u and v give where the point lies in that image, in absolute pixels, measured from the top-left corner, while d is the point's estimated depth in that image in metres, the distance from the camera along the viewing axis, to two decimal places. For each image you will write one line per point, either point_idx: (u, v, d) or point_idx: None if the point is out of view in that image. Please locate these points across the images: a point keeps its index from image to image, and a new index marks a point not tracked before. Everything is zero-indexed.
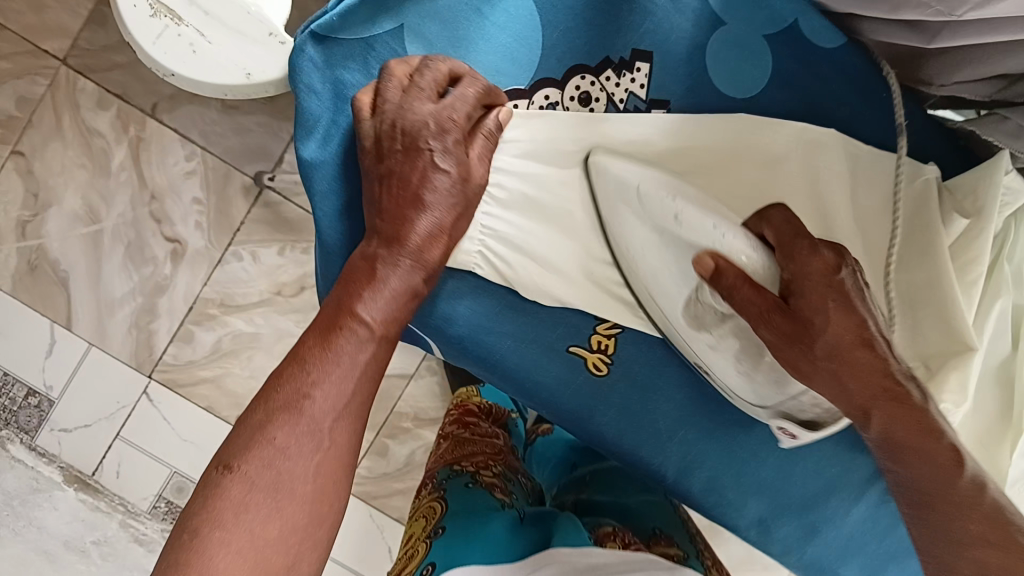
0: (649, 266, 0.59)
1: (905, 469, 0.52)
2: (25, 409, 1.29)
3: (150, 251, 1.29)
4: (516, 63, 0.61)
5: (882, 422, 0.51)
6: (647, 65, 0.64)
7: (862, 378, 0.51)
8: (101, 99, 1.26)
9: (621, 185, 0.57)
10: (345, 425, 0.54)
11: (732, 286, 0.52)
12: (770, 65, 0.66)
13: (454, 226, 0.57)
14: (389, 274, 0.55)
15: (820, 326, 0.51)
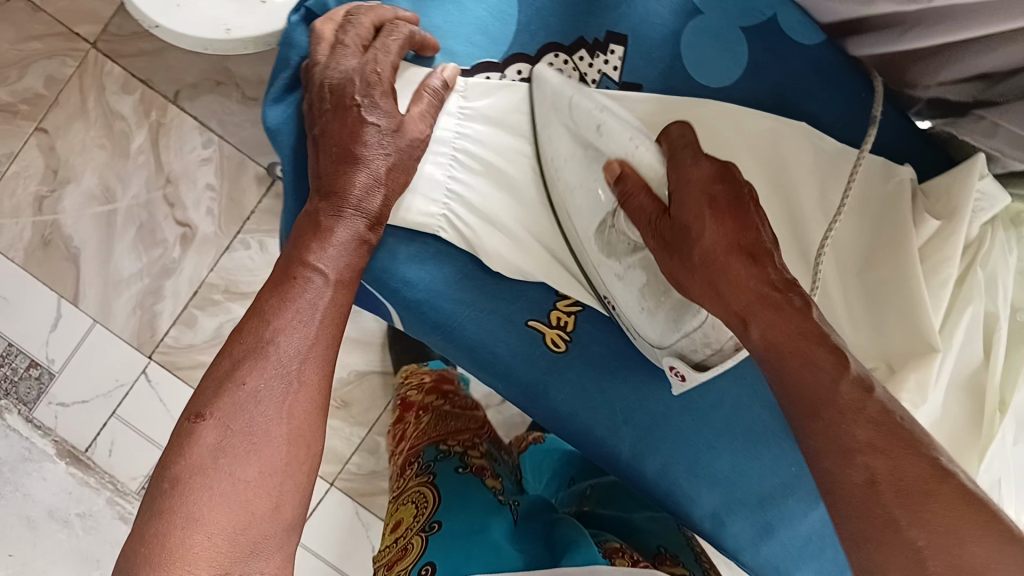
0: (567, 186, 0.60)
1: (788, 381, 0.47)
2: (25, 381, 1.31)
3: (160, 234, 1.32)
4: (489, 36, 0.63)
5: (760, 330, 0.48)
6: (621, 48, 0.65)
7: (736, 285, 0.48)
8: (126, 83, 1.30)
9: (556, 96, 0.59)
10: (313, 368, 0.55)
11: (630, 190, 0.54)
12: (745, 56, 0.66)
13: (394, 178, 0.59)
14: (338, 226, 0.57)
15: (697, 234, 0.49)
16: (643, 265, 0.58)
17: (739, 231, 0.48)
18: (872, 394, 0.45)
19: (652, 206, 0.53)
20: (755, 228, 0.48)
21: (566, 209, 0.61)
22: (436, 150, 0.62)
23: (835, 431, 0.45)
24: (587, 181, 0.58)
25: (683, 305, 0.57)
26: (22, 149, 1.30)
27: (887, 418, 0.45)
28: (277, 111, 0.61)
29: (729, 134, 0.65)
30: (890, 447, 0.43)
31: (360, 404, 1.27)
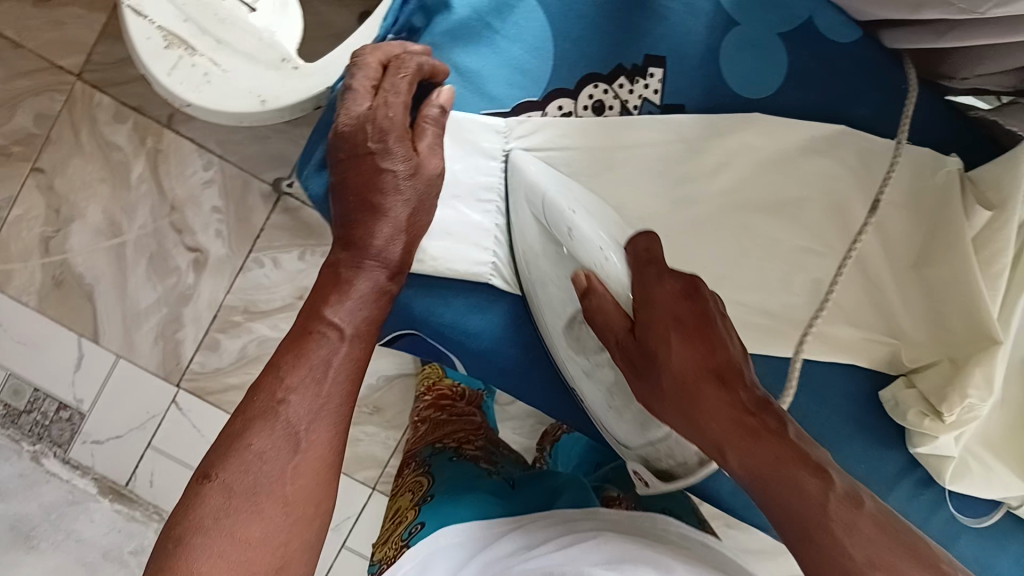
0: (539, 288, 0.60)
1: (769, 499, 0.47)
2: (57, 423, 1.23)
3: (173, 262, 1.21)
4: (527, 75, 0.61)
5: (737, 457, 0.48)
6: (660, 70, 0.64)
7: (711, 417, 0.48)
8: (118, 112, 1.17)
9: (529, 188, 0.58)
10: (323, 428, 0.52)
11: (596, 306, 0.53)
12: (784, 64, 0.65)
13: (414, 223, 0.57)
14: (358, 278, 0.55)
15: (663, 357, 0.49)
16: (611, 365, 0.59)
17: (708, 355, 0.48)
18: (861, 506, 0.45)
19: (620, 323, 0.53)
20: (722, 347, 0.49)
21: (523, 251, 0.60)
22: (485, 199, 0.62)
23: (834, 559, 0.44)
24: (557, 283, 0.59)
25: (648, 415, 0.58)
26: (22, 192, 1.20)
27: (881, 524, 0.45)
28: (318, 182, 0.62)
29: (773, 147, 0.65)
30: (886, 560, 0.43)
31: (394, 407, 1.19)
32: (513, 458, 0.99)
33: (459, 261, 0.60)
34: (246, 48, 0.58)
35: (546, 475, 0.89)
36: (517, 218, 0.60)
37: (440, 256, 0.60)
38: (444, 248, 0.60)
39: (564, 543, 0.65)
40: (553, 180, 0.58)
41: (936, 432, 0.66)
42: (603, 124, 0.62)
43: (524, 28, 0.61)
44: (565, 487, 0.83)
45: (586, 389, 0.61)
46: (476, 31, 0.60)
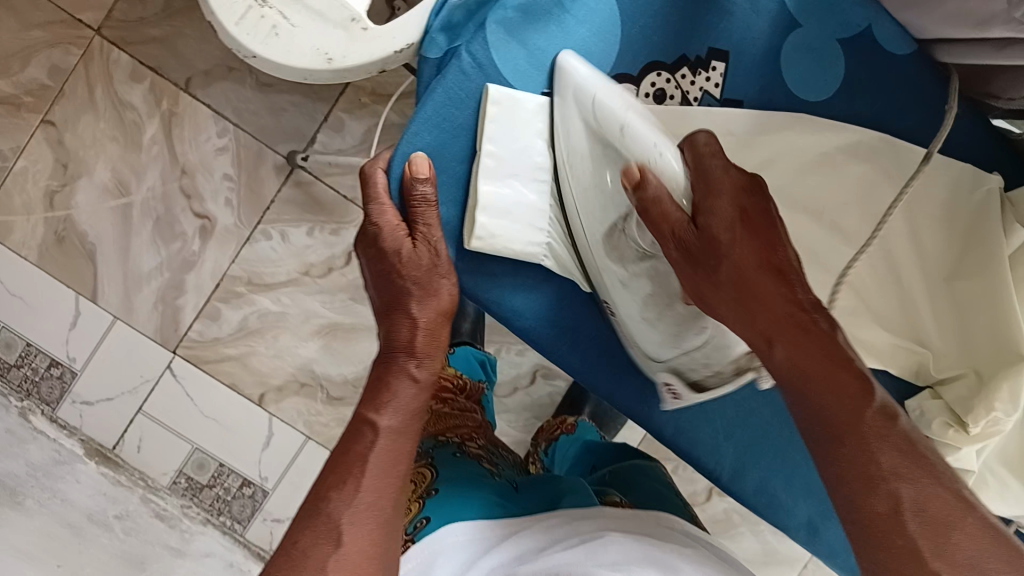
0: (579, 188, 0.58)
1: (813, 396, 0.53)
2: (46, 380, 1.21)
3: (179, 227, 1.19)
4: (593, 57, 0.61)
5: (785, 350, 0.54)
6: (722, 64, 0.64)
7: (767, 302, 0.54)
8: (135, 71, 1.16)
9: (580, 92, 0.57)
10: None
11: (650, 201, 0.53)
12: (842, 69, 0.66)
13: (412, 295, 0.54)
14: None
15: (726, 250, 0.54)
16: (647, 275, 0.59)
17: (766, 249, 0.54)
18: (895, 423, 0.51)
19: (678, 215, 0.53)
20: (779, 245, 0.55)
21: (564, 168, 0.59)
22: (539, 178, 0.60)
23: (865, 457, 0.51)
24: (604, 182, 0.57)
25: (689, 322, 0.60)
26: (30, 143, 1.18)
27: (910, 441, 0.51)
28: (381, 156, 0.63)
29: (825, 147, 0.65)
30: (910, 469, 0.50)
31: None
32: (512, 460, 1.00)
33: (514, 240, 0.60)
34: (317, 5, 0.57)
35: (548, 479, 0.89)
36: (568, 123, 0.58)
37: (493, 232, 0.59)
38: (496, 224, 0.59)
39: (579, 537, 0.69)
40: (607, 87, 0.56)
41: (959, 442, 0.68)
42: (664, 111, 0.62)
43: (596, 10, 0.61)
44: (568, 486, 0.84)
45: (621, 298, 0.60)
46: (546, 8, 0.60)
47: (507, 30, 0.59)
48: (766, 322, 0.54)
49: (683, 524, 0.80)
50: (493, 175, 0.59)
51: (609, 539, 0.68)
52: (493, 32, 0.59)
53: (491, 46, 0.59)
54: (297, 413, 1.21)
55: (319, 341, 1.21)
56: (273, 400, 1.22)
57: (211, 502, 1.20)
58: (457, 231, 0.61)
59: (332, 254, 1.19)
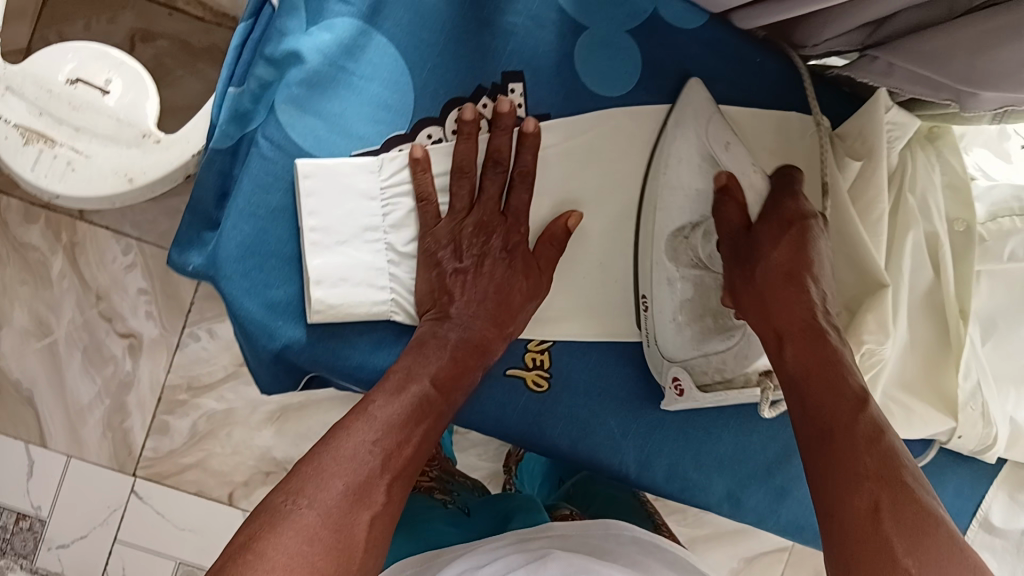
0: (667, 183, 0.64)
1: (810, 395, 0.53)
2: (18, 535, 1.14)
3: (107, 350, 1.13)
4: (392, 110, 0.62)
5: (793, 352, 0.56)
6: (520, 84, 0.65)
7: (785, 307, 0.58)
8: (28, 212, 1.12)
9: (700, 107, 0.65)
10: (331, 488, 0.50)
11: (727, 201, 0.62)
12: (640, 57, 0.66)
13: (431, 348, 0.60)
14: (403, 387, 0.58)
15: (767, 253, 0.59)
16: (690, 281, 0.64)
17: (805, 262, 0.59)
18: (883, 437, 0.48)
19: (735, 217, 0.61)
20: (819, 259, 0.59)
21: (653, 201, 0.65)
22: (373, 238, 0.62)
23: (850, 454, 0.47)
24: (692, 186, 0.64)
25: (710, 331, 0.65)
26: None
27: (894, 453, 0.47)
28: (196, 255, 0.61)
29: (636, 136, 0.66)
30: (894, 482, 0.45)
31: None
32: (471, 485, 0.97)
33: (356, 303, 0.61)
34: (106, 131, 0.60)
35: (503, 496, 0.88)
36: (675, 140, 0.65)
37: (329, 301, 0.60)
38: (329, 292, 0.60)
39: (518, 555, 0.65)
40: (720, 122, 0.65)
41: None
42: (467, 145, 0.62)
43: (380, 64, 0.62)
44: (519, 499, 0.84)
45: (661, 294, 0.64)
46: (331, 76, 0.61)
47: (295, 104, 0.60)
48: (803, 315, 0.57)
49: (633, 527, 0.75)
50: (318, 246, 0.60)
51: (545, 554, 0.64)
52: (283, 111, 0.60)
53: (286, 126, 0.60)
54: None
55: (273, 427, 1.16)
56: (243, 496, 1.16)
57: None
58: (301, 308, 0.62)
59: None
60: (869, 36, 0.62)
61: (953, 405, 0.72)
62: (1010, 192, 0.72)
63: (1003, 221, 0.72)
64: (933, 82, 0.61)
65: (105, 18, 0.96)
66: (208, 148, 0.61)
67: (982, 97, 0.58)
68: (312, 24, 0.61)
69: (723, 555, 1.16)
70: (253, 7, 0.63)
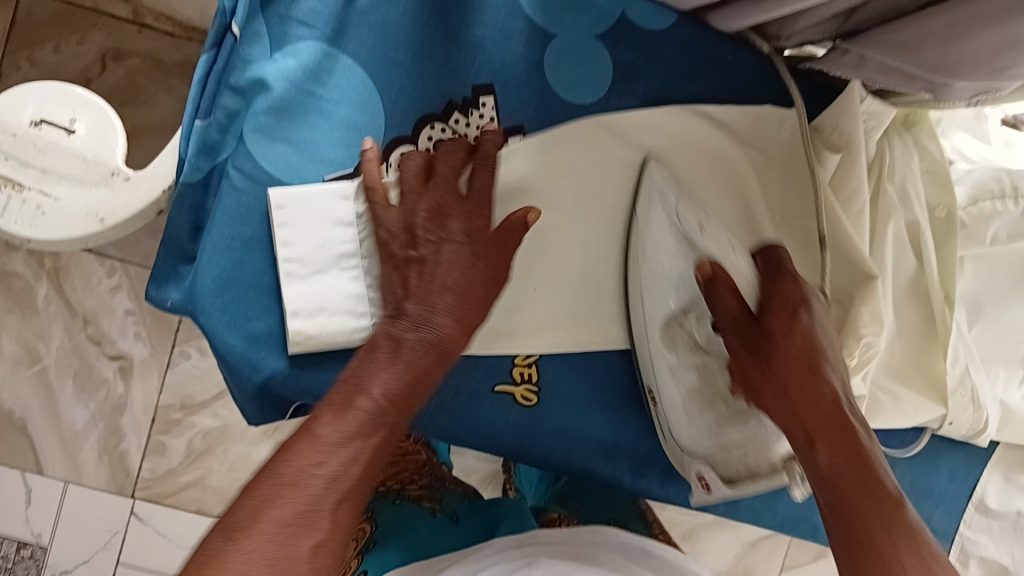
0: (654, 269, 0.62)
1: (833, 497, 0.48)
2: (20, 563, 1.14)
3: (98, 374, 1.12)
4: (362, 132, 0.61)
5: (822, 454, 0.50)
6: (490, 97, 0.64)
7: (809, 406, 0.51)
8: None
9: (664, 184, 0.63)
10: (282, 508, 0.45)
11: (719, 292, 0.54)
12: (610, 62, 0.66)
13: (389, 345, 0.53)
14: (352, 398, 0.49)
15: (778, 345, 0.53)
16: (693, 368, 0.61)
17: (814, 350, 0.53)
18: (904, 511, 0.46)
19: (739, 309, 0.54)
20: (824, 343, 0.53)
21: (641, 291, 0.64)
22: (347, 264, 0.60)
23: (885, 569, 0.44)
24: (674, 272, 0.60)
25: (723, 420, 0.60)
26: None
27: (918, 542, 0.45)
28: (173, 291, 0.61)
29: (609, 149, 0.65)
30: None
31: None
32: (464, 492, 0.92)
33: (335, 333, 0.60)
34: (73, 171, 0.61)
35: (493, 503, 0.85)
36: (648, 219, 0.63)
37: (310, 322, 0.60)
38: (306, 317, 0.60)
39: (509, 565, 0.62)
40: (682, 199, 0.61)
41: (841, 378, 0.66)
42: None
43: (346, 87, 0.61)
44: (509, 507, 0.80)
45: (666, 385, 0.63)
46: (298, 102, 0.61)
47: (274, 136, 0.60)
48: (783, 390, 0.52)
49: (619, 534, 0.74)
50: (295, 276, 0.60)
51: (536, 562, 0.62)
52: (253, 140, 0.60)
53: (256, 156, 0.60)
54: None
55: (270, 441, 1.15)
56: None
57: None
58: (283, 338, 0.61)
59: None
60: (843, 26, 0.61)
61: (942, 390, 0.72)
62: (991, 174, 0.72)
63: (983, 205, 0.72)
64: (906, 74, 0.60)
65: (74, 41, 0.94)
66: (179, 183, 0.61)
67: (955, 88, 0.57)
68: (275, 52, 0.60)
69: (724, 541, 1.16)
70: (214, 37, 0.62)
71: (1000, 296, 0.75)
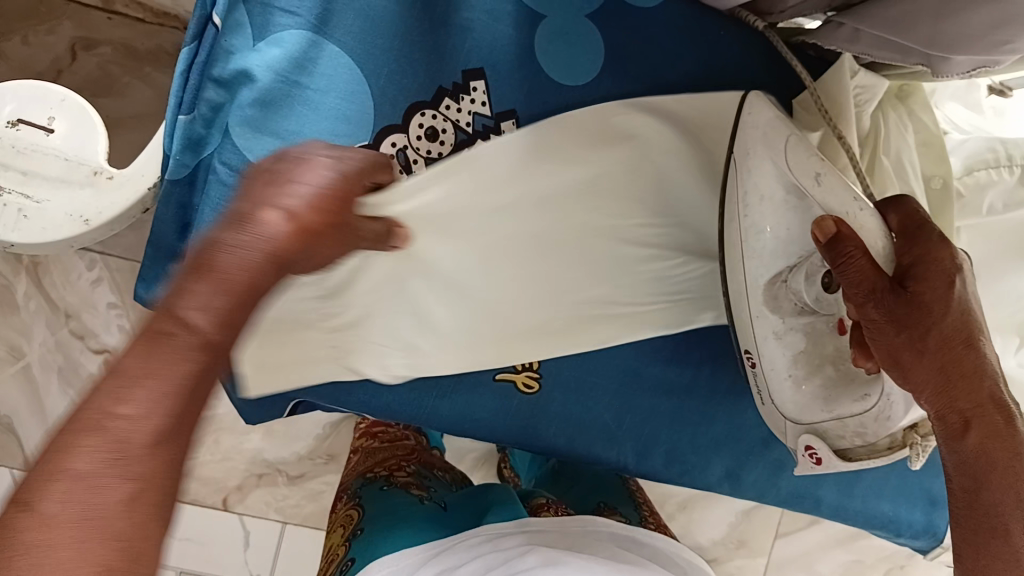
0: (751, 229, 0.60)
1: (992, 478, 0.55)
2: None
3: (83, 368, 1.07)
4: (350, 120, 0.60)
5: (976, 438, 0.56)
6: (481, 82, 0.63)
7: (966, 382, 0.56)
8: None
9: (772, 132, 0.60)
10: (82, 463, 0.36)
11: (848, 254, 0.54)
12: (600, 43, 0.64)
13: (212, 260, 0.42)
14: (169, 325, 0.40)
15: (938, 316, 0.55)
16: (801, 331, 0.61)
17: (967, 322, 0.56)
18: None
19: (882, 280, 0.54)
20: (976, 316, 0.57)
21: (745, 247, 0.61)
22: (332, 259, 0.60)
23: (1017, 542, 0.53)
24: (780, 229, 0.59)
25: (841, 381, 0.62)
26: None
27: None
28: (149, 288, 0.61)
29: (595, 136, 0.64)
30: None
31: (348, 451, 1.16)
32: (452, 479, 0.91)
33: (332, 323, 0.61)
34: (57, 174, 0.59)
35: (481, 487, 0.83)
36: (755, 171, 0.60)
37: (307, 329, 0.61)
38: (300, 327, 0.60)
39: (498, 555, 0.63)
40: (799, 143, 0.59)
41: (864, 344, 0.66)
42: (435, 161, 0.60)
43: (334, 76, 0.60)
44: (498, 493, 0.79)
45: (770, 349, 0.62)
46: (284, 92, 0.58)
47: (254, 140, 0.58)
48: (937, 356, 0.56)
49: (609, 522, 0.73)
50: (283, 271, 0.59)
51: (527, 551, 0.62)
52: (239, 135, 0.58)
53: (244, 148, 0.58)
54: (266, 506, 1.13)
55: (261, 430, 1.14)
56: (237, 501, 1.14)
57: None
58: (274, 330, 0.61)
59: None
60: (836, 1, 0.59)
61: None
62: (984, 145, 0.72)
63: (978, 175, 0.72)
64: (901, 48, 0.59)
65: (44, 29, 0.91)
66: (165, 181, 0.59)
67: (953, 62, 0.56)
68: (259, 41, 0.58)
69: (717, 511, 1.17)
70: (196, 28, 0.60)
71: (995, 266, 0.75)
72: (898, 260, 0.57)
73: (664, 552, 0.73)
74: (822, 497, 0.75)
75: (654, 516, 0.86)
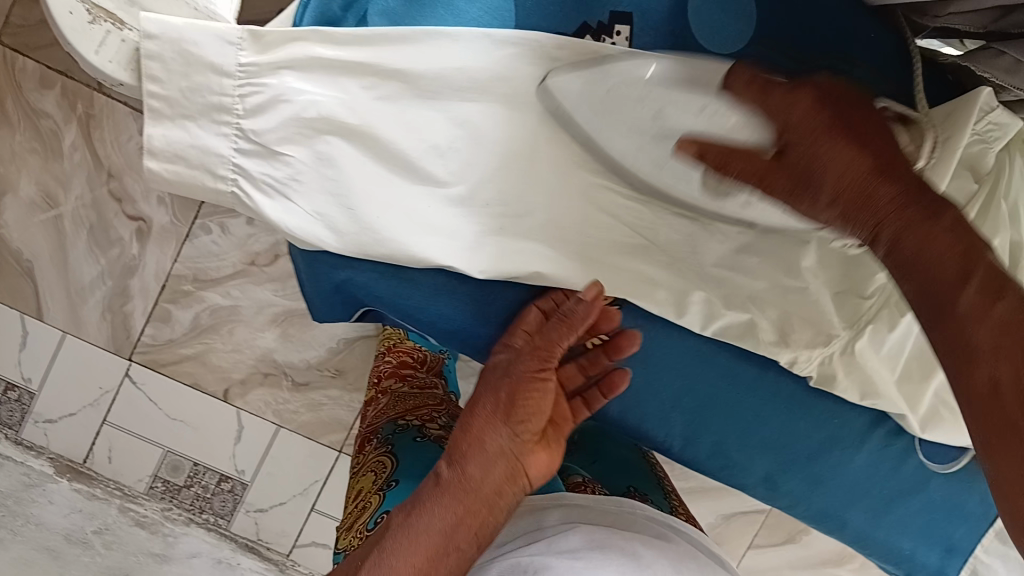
0: (656, 162, 0.58)
1: (912, 289, 0.46)
2: (5, 404, 1.12)
3: (114, 233, 1.07)
4: (495, 20, 0.58)
5: (892, 240, 0.46)
6: (627, 28, 0.60)
7: (873, 209, 0.46)
8: (43, 76, 1.03)
9: (569, 96, 0.56)
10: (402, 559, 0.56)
11: (719, 163, 0.49)
12: (753, 15, 0.61)
13: (514, 397, 0.64)
14: (500, 428, 0.63)
15: (822, 169, 0.46)
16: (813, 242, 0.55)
17: (868, 152, 0.46)
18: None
19: (754, 165, 0.48)
20: (871, 142, 0.46)
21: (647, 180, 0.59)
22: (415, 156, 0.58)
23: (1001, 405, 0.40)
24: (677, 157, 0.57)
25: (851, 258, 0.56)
26: None
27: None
28: None
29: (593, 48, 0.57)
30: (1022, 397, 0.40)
31: (357, 370, 1.13)
32: None
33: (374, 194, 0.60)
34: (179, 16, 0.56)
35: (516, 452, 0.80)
36: (593, 116, 0.57)
37: (384, 236, 0.59)
38: (381, 229, 0.59)
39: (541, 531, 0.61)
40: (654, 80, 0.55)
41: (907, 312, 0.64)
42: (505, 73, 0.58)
43: None
44: None
45: None
46: None
47: (377, 33, 0.56)
48: (836, 212, 0.47)
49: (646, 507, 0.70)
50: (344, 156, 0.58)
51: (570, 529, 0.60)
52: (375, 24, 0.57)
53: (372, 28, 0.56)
54: (264, 405, 1.11)
55: (277, 331, 1.11)
56: (238, 394, 1.12)
57: (192, 501, 1.13)
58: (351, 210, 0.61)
59: (277, 239, 1.08)
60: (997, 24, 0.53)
61: None
62: None
63: None
64: None
65: None
66: None
67: None
68: None
69: (704, 510, 1.15)
70: None
71: None
72: (771, 129, 0.48)
73: (701, 540, 0.70)
74: (850, 521, 0.75)
75: (676, 494, 0.85)
